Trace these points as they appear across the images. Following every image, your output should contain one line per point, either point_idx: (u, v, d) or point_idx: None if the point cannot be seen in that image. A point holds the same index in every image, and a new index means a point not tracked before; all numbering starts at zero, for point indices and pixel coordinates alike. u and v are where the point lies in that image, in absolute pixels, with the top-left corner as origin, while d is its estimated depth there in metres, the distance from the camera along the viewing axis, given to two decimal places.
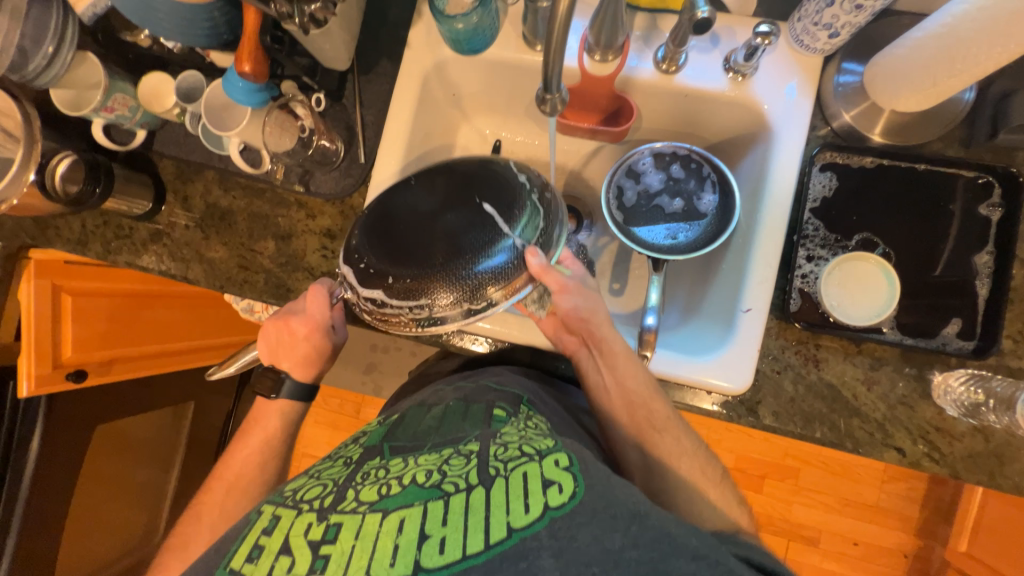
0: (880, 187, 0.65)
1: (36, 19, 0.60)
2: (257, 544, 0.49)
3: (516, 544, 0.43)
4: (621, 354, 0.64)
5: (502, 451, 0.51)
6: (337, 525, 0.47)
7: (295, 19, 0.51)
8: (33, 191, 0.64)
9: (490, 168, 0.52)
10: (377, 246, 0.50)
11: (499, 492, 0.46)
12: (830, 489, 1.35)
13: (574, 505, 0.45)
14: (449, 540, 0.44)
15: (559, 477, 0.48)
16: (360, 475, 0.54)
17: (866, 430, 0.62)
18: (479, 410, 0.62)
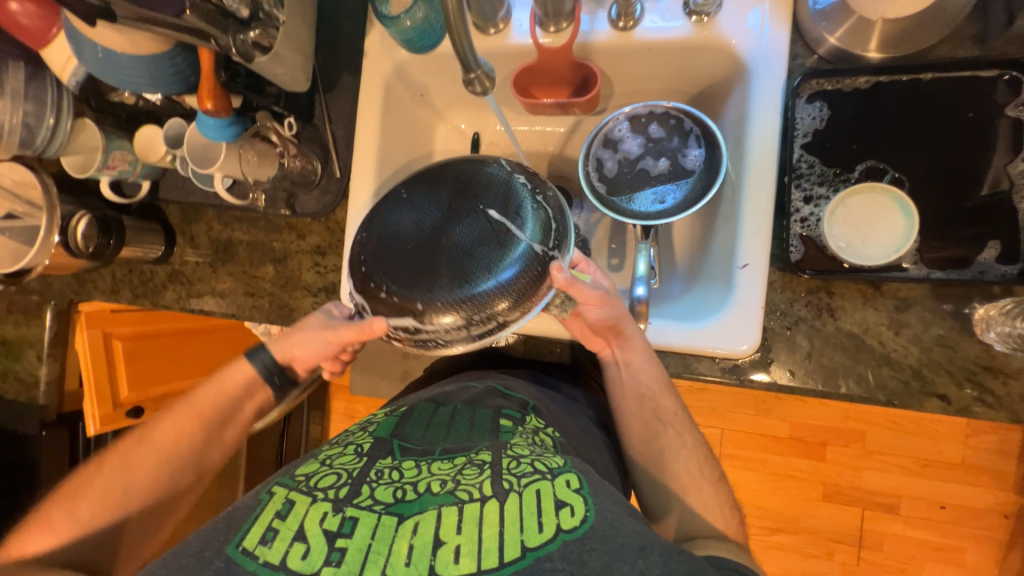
0: (883, 107, 0.57)
1: (36, 95, 0.67)
2: (271, 526, 0.49)
3: (530, 563, 0.45)
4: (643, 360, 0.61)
5: (514, 463, 0.53)
6: (353, 519, 0.49)
7: (234, 50, 0.54)
8: (60, 251, 0.72)
9: (484, 170, 0.51)
10: (392, 267, 0.48)
11: (513, 507, 0.49)
12: (904, 450, 1.22)
13: (585, 529, 0.47)
14: (463, 549, 0.46)
15: (570, 498, 0.49)
16: (375, 472, 0.55)
17: (899, 380, 0.56)
18: (486, 416, 0.62)
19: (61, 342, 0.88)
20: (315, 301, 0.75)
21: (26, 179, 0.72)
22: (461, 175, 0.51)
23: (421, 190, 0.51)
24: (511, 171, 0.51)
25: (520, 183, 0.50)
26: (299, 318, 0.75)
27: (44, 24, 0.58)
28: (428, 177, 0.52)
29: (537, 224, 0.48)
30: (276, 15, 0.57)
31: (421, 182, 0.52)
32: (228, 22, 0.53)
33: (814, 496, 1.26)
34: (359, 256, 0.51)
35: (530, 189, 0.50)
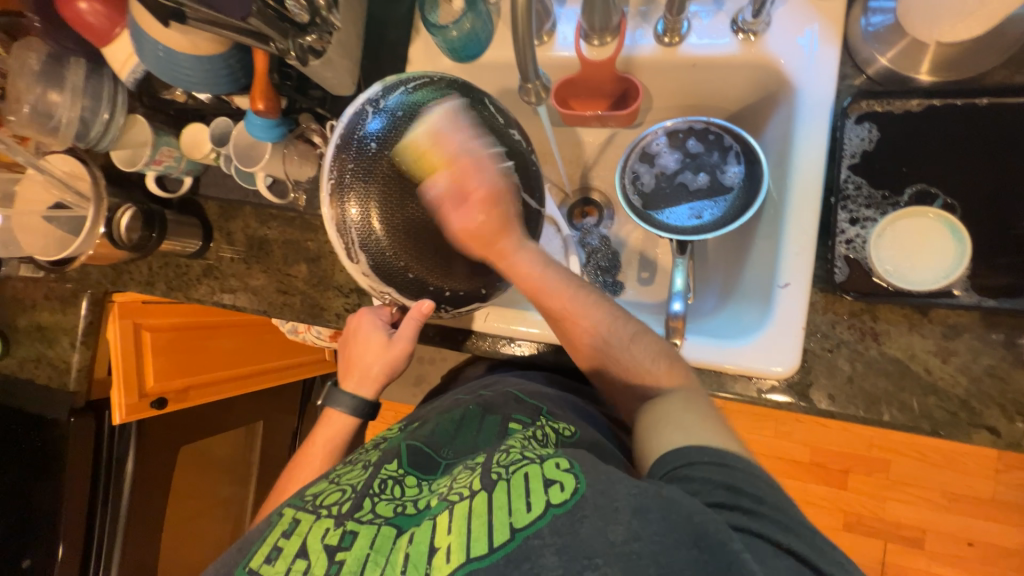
0: (935, 130, 0.56)
1: (94, 91, 0.70)
2: (276, 545, 0.49)
3: (519, 545, 0.41)
4: (539, 265, 0.56)
5: (505, 457, 0.49)
6: (354, 533, 0.48)
7: (292, 53, 0.54)
8: (104, 242, 0.74)
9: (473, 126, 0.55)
10: (425, 245, 0.53)
11: (502, 495, 0.44)
12: (931, 482, 1.18)
13: (575, 500, 0.42)
14: (454, 545, 0.43)
15: (560, 475, 0.44)
16: (379, 485, 0.54)
17: (946, 410, 0.54)
18: (495, 428, 0.61)
19: (94, 332, 0.91)
20: (347, 302, 0.76)
21: (77, 171, 0.75)
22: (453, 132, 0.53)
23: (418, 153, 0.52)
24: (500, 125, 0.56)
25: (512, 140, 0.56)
26: (329, 317, 0.76)
27: (109, 23, 0.61)
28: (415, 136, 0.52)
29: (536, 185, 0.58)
30: (332, 20, 0.56)
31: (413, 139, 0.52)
32: (287, 27, 0.54)
33: (835, 525, 1.22)
34: (371, 229, 0.52)
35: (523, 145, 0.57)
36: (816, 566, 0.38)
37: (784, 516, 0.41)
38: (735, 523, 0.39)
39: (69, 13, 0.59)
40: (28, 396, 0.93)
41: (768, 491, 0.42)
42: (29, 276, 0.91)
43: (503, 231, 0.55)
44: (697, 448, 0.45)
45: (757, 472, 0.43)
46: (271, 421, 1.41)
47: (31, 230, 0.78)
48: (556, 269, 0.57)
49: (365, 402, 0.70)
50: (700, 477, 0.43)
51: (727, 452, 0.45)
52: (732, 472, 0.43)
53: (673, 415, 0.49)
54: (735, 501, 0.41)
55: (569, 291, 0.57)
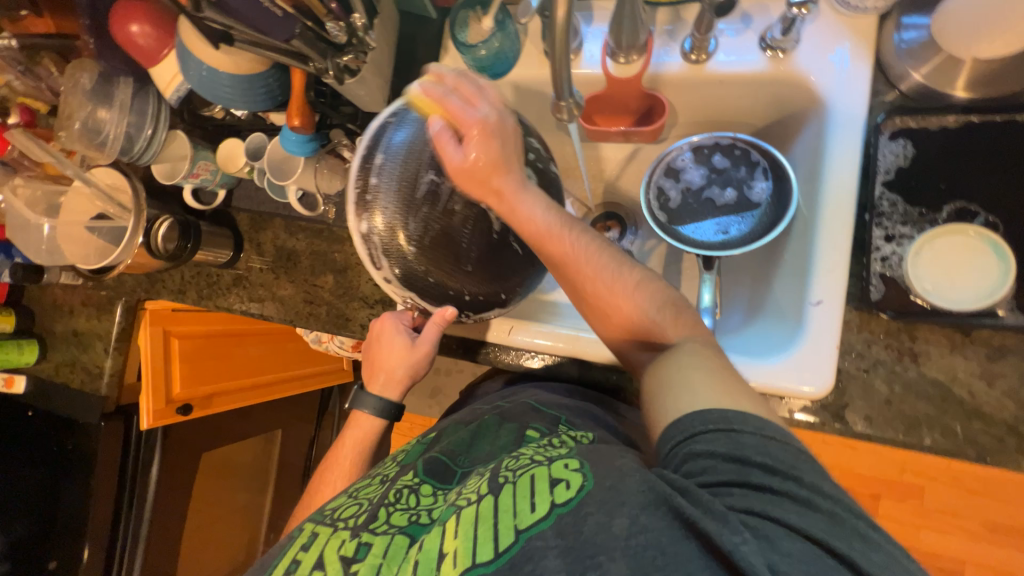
0: (973, 147, 0.55)
1: (138, 108, 0.74)
2: (295, 559, 0.49)
3: (522, 547, 0.40)
4: (541, 210, 0.48)
5: (515, 462, 0.47)
6: (368, 544, 0.48)
7: (330, 72, 0.56)
8: (142, 251, 0.77)
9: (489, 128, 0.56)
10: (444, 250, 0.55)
11: (507, 496, 0.43)
12: (970, 511, 1.12)
13: (580, 499, 0.40)
14: (460, 551, 0.41)
15: (568, 475, 0.43)
16: (394, 494, 0.54)
17: (993, 435, 0.52)
18: (512, 432, 0.60)
19: (125, 337, 0.94)
20: (372, 313, 0.77)
21: (119, 184, 0.78)
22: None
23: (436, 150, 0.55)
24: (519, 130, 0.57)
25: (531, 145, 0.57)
26: (354, 328, 0.77)
27: (157, 44, 0.64)
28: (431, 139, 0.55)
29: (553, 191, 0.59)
30: (367, 40, 0.58)
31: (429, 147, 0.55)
32: (326, 47, 0.55)
33: None
34: (390, 227, 0.54)
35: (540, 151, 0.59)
36: (835, 550, 0.33)
37: (801, 489, 0.36)
38: (735, 502, 0.36)
39: (121, 35, 0.63)
40: (62, 400, 0.96)
41: (783, 460, 0.37)
42: (66, 284, 0.93)
43: (499, 166, 0.48)
44: (697, 415, 0.41)
45: (770, 437, 0.38)
46: (290, 429, 1.43)
47: (73, 239, 0.81)
48: (570, 222, 0.49)
49: (391, 404, 0.71)
50: (701, 450, 0.39)
51: (732, 415, 0.40)
52: (735, 440, 0.38)
53: (681, 374, 0.44)
54: (738, 475, 0.37)
55: (581, 242, 0.49)
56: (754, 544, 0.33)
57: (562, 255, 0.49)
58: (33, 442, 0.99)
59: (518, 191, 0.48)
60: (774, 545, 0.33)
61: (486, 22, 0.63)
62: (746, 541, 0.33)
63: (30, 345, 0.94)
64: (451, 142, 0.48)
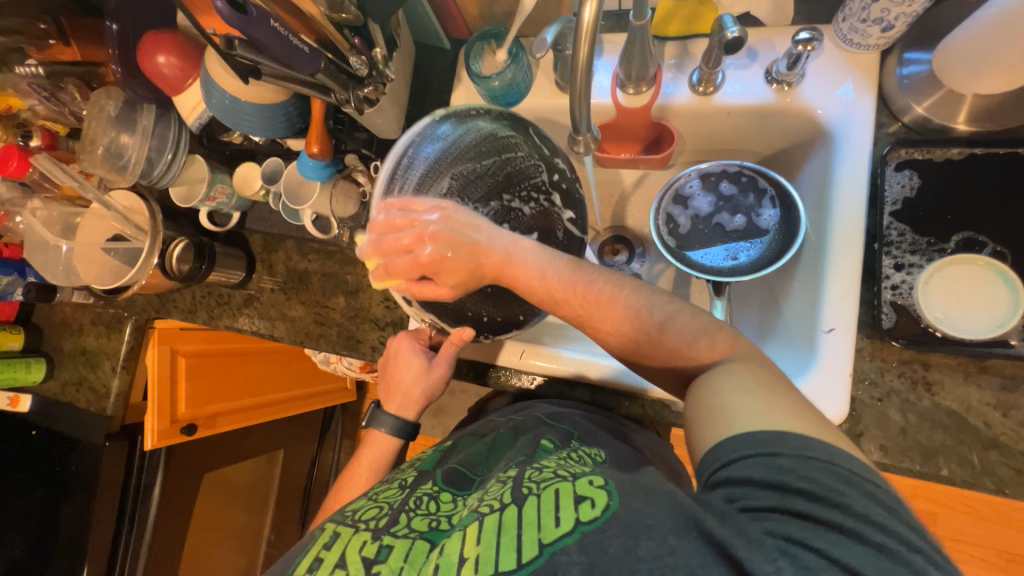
0: (977, 179, 0.56)
1: (160, 134, 0.76)
2: (317, 557, 0.50)
3: (547, 560, 0.39)
4: (538, 267, 0.51)
5: (538, 473, 0.48)
6: (390, 546, 0.48)
7: (350, 103, 0.58)
8: (156, 271, 0.77)
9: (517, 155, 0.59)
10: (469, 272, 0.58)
11: (531, 507, 0.43)
12: (985, 539, 1.10)
13: (608, 517, 0.39)
14: (482, 558, 0.41)
15: (593, 493, 0.42)
16: (415, 501, 0.55)
17: (1011, 467, 0.52)
18: (527, 442, 0.60)
19: (134, 356, 0.94)
20: (383, 335, 0.77)
21: (136, 206, 0.80)
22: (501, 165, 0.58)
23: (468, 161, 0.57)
24: (544, 155, 0.61)
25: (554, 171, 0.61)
26: (365, 350, 0.78)
27: (182, 74, 0.66)
28: (462, 155, 0.57)
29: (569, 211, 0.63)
30: (387, 72, 0.60)
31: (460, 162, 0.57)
32: (347, 79, 0.57)
33: None
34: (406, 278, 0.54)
35: (562, 175, 0.62)
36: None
37: (846, 518, 0.34)
38: (775, 528, 0.35)
39: (148, 66, 0.65)
40: (66, 419, 0.95)
41: (827, 491, 0.35)
42: (77, 303, 0.94)
43: (486, 248, 0.51)
44: (730, 440, 0.40)
45: (817, 462, 0.36)
46: (292, 449, 1.41)
47: (88, 260, 0.82)
48: (562, 270, 0.51)
49: (405, 423, 0.71)
50: (739, 472, 0.38)
51: (778, 437, 0.38)
52: (779, 467, 0.37)
53: (723, 395, 0.43)
54: (779, 500, 0.36)
55: (594, 287, 0.49)
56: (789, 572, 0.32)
57: (574, 307, 0.50)
58: (34, 462, 0.98)
59: (509, 261, 0.51)
60: (813, 572, 0.32)
61: (501, 55, 0.65)
62: (780, 569, 0.33)
63: (37, 364, 0.94)
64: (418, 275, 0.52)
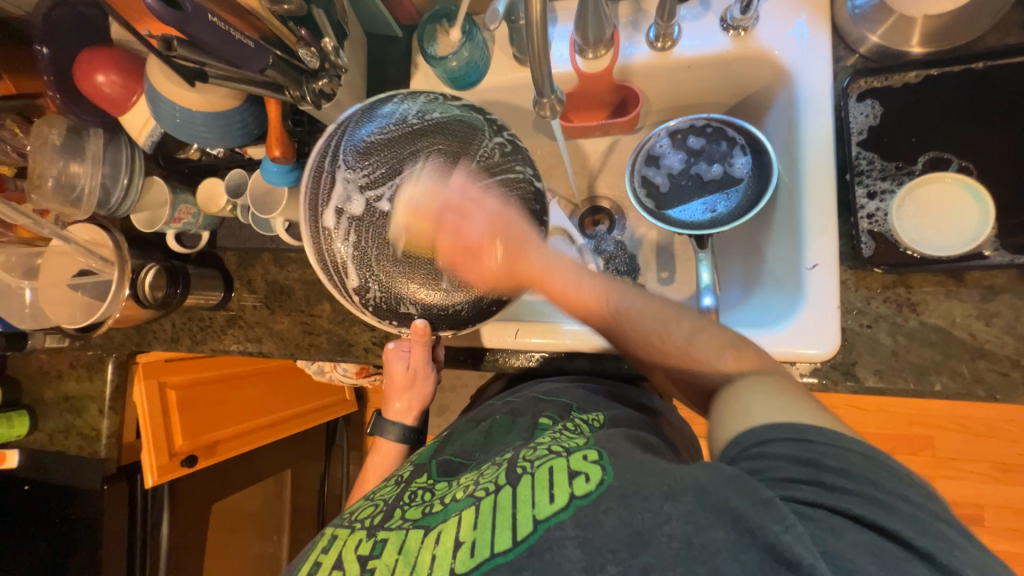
0: (933, 99, 0.58)
1: (112, 158, 0.73)
2: (316, 561, 0.49)
3: (540, 537, 0.38)
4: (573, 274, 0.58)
5: (532, 451, 0.47)
6: (383, 540, 0.47)
7: (307, 99, 0.57)
8: (131, 303, 0.74)
9: (454, 131, 0.58)
10: (425, 259, 0.56)
11: (525, 488, 0.42)
12: (982, 455, 1.14)
13: (601, 491, 0.39)
14: (479, 541, 0.40)
15: (586, 467, 0.41)
16: (408, 495, 0.54)
17: (998, 372, 0.54)
18: (525, 422, 0.60)
19: (120, 395, 0.90)
20: (374, 334, 0.76)
21: (97, 238, 0.76)
22: (423, 148, 0.57)
23: (409, 156, 0.56)
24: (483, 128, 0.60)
25: (488, 142, 0.59)
26: (358, 352, 0.76)
27: (125, 92, 0.63)
28: (388, 154, 0.56)
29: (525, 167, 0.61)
30: (340, 63, 0.60)
31: (379, 164, 0.56)
32: (299, 75, 0.56)
33: None
34: (372, 273, 0.56)
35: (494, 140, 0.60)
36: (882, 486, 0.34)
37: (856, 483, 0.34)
38: (795, 493, 0.35)
39: (88, 87, 0.62)
40: (58, 470, 0.92)
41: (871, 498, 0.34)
42: (52, 348, 0.90)
43: (522, 253, 0.57)
44: (745, 434, 0.40)
45: (849, 452, 0.36)
46: (299, 467, 1.39)
47: (56, 300, 0.79)
48: (584, 273, 0.59)
49: (410, 429, 0.73)
50: (766, 451, 0.38)
51: (807, 430, 0.38)
52: (810, 448, 0.37)
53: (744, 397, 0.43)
54: (810, 475, 0.35)
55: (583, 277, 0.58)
56: (798, 527, 0.32)
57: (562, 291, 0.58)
58: (30, 518, 0.94)
59: (546, 268, 0.58)
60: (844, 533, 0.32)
61: (454, 34, 0.64)
62: (791, 527, 0.32)
63: (19, 417, 0.90)
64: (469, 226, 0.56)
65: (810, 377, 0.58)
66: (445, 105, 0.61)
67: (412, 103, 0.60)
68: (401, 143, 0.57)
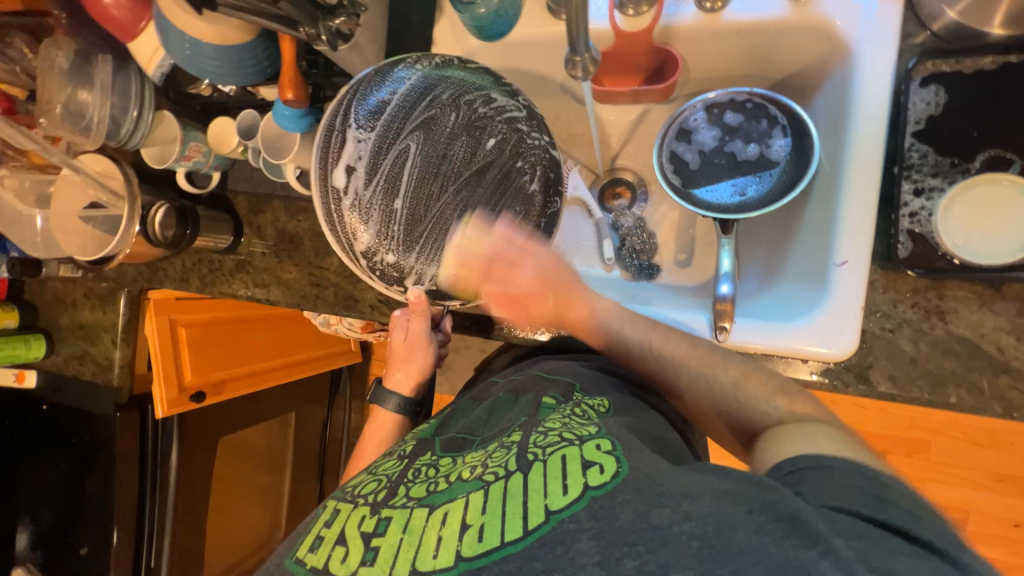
0: (1007, 90, 0.52)
1: (121, 88, 0.70)
2: (317, 535, 0.48)
3: (553, 528, 0.37)
4: (611, 313, 0.62)
5: (542, 437, 0.45)
6: (388, 518, 0.45)
7: (322, 38, 0.53)
8: (140, 239, 0.74)
9: (465, 96, 0.57)
10: (433, 227, 0.56)
11: (537, 476, 0.41)
12: (976, 463, 1.13)
13: (616, 484, 0.38)
14: (488, 527, 0.39)
15: (602, 459, 0.40)
16: (412, 473, 0.51)
17: (1021, 390, 0.52)
18: (528, 401, 0.59)
19: (133, 328, 0.92)
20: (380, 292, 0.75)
21: (108, 170, 0.75)
22: (437, 114, 0.56)
23: (417, 118, 0.55)
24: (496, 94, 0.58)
25: (501, 110, 0.58)
26: (364, 309, 0.76)
27: (133, 16, 0.60)
28: (398, 117, 0.55)
29: (541, 136, 0.60)
30: (359, 1, 0.55)
31: (389, 127, 0.55)
32: (315, 10, 0.52)
33: None
34: (379, 239, 0.55)
35: (510, 106, 0.58)
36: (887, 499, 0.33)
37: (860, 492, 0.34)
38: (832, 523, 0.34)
39: (94, 7, 0.59)
40: (74, 394, 0.96)
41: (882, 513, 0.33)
42: (66, 277, 0.91)
43: (568, 303, 0.63)
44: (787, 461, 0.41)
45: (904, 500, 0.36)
46: (303, 411, 1.43)
47: (66, 230, 0.79)
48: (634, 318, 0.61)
49: (409, 399, 0.73)
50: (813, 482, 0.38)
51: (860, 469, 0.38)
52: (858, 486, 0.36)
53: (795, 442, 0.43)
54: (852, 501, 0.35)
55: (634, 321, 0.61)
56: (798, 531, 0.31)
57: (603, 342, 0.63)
58: (47, 436, 0.99)
59: (587, 313, 0.63)
60: None
61: None
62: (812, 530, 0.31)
63: (36, 341, 0.93)
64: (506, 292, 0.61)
65: (817, 376, 0.56)
66: (461, 68, 0.58)
67: (424, 65, 0.57)
68: (411, 106, 0.55)
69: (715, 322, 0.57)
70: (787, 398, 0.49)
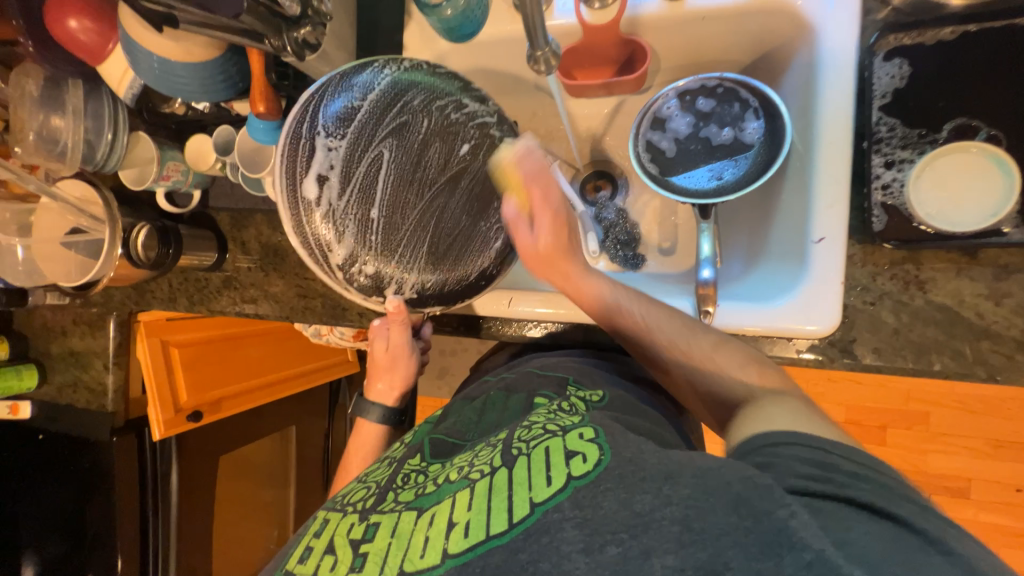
0: (968, 58, 0.52)
1: (94, 112, 0.70)
2: (307, 546, 0.48)
3: (537, 520, 0.37)
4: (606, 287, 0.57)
5: (526, 431, 0.45)
6: (377, 523, 0.45)
7: (288, 49, 0.54)
8: (124, 262, 0.73)
9: (433, 103, 0.58)
10: (408, 233, 0.56)
11: (522, 470, 0.41)
12: (975, 431, 1.14)
13: (598, 472, 0.38)
14: (473, 523, 0.39)
15: (583, 447, 0.40)
16: (401, 477, 0.51)
17: (1002, 354, 0.52)
18: (519, 398, 0.59)
19: (124, 351, 0.92)
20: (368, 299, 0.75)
21: (88, 195, 0.75)
22: (408, 121, 0.57)
23: (386, 126, 0.56)
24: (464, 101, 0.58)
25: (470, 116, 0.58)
26: (352, 317, 0.76)
27: (101, 39, 0.60)
28: (367, 126, 0.55)
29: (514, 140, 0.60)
30: (323, 10, 0.55)
31: (358, 135, 0.55)
32: (279, 22, 0.52)
33: None
34: (354, 249, 0.55)
35: (481, 110, 0.59)
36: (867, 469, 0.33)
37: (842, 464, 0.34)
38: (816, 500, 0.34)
39: (59, 31, 0.59)
40: (69, 422, 0.95)
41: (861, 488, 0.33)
42: (54, 305, 0.91)
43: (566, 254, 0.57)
44: (770, 440, 0.39)
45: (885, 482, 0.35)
46: (304, 424, 1.43)
47: (51, 258, 0.79)
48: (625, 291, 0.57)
49: (393, 410, 0.72)
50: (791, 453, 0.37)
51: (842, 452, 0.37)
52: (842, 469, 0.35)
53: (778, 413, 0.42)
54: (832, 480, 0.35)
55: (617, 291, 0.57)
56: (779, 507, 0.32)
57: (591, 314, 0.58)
58: (45, 466, 0.98)
59: (580, 273, 0.57)
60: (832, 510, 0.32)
61: None
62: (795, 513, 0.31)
63: (28, 371, 0.92)
64: (527, 226, 0.57)
65: (807, 354, 0.57)
66: (429, 73, 0.58)
67: (391, 71, 0.57)
68: (379, 115, 0.56)
69: (698, 307, 0.58)
70: (760, 373, 0.49)
